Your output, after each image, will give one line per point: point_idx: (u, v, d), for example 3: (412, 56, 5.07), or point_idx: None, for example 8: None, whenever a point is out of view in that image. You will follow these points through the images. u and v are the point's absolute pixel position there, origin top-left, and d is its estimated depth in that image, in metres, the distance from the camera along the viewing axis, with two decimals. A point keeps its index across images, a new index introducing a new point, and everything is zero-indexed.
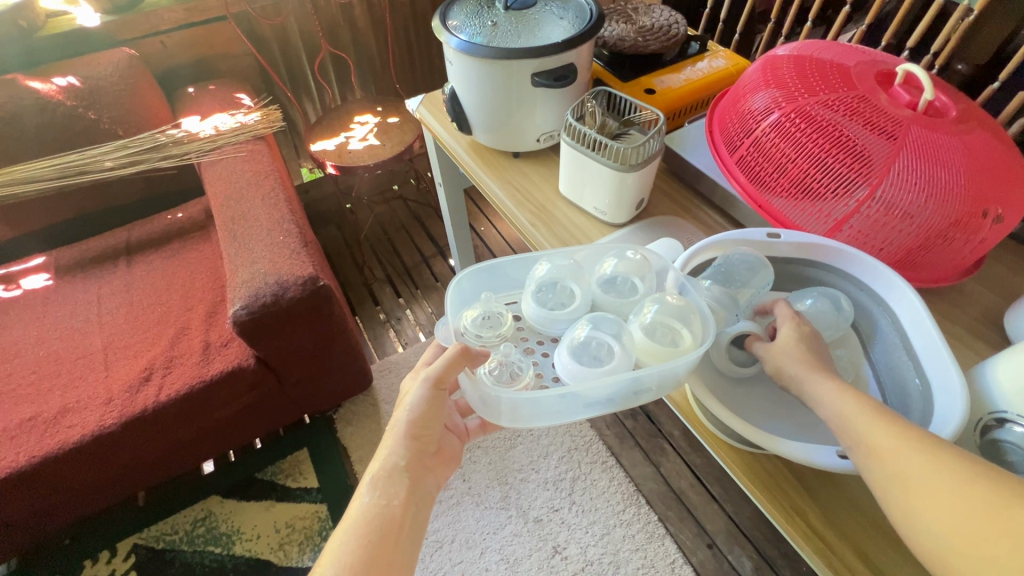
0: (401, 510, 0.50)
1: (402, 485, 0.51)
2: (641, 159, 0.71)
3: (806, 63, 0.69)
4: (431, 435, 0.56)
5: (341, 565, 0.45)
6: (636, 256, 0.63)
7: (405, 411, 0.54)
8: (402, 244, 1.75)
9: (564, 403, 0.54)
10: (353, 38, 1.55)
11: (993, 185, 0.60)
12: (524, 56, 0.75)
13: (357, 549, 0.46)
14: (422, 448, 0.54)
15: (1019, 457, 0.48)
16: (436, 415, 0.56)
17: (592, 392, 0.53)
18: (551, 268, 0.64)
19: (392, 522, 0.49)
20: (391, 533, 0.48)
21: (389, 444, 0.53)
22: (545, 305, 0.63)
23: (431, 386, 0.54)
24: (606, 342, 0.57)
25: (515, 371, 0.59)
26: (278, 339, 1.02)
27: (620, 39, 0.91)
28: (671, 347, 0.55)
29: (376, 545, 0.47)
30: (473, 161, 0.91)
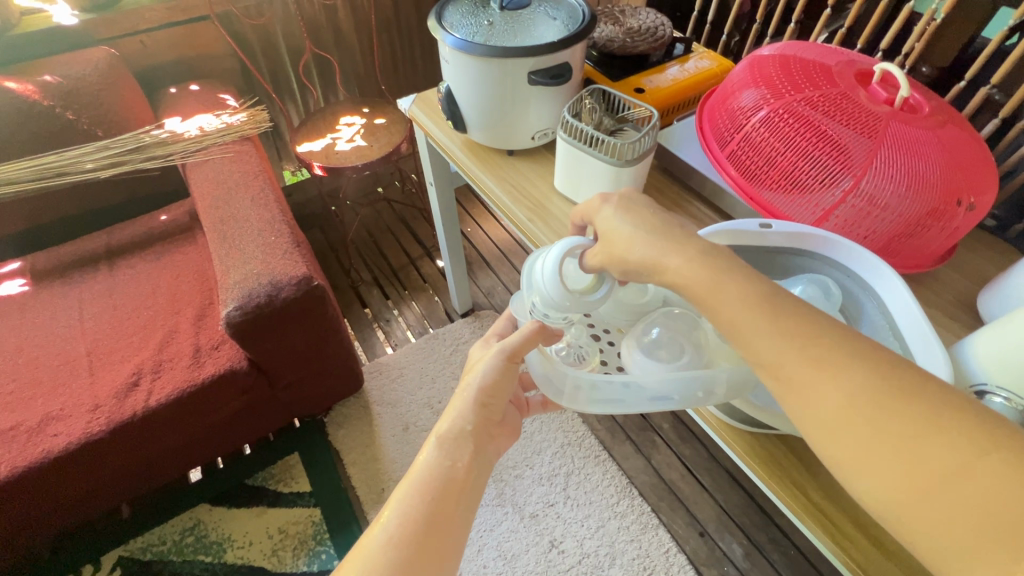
0: (465, 472, 0.51)
1: (467, 448, 0.52)
2: (637, 154, 0.73)
3: (790, 62, 0.73)
4: (499, 405, 0.56)
5: (404, 516, 0.47)
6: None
7: (476, 378, 0.55)
8: (389, 246, 1.75)
9: (626, 396, 0.55)
10: (337, 40, 1.54)
11: (965, 175, 0.64)
12: (520, 55, 0.76)
13: (420, 502, 0.48)
14: (488, 417, 0.55)
15: None
16: (506, 387, 0.56)
17: (660, 385, 0.53)
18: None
19: (455, 483, 0.50)
20: (454, 493, 0.50)
21: (458, 406, 0.54)
22: (616, 294, 0.65)
23: (505, 358, 0.55)
24: (678, 339, 0.59)
25: (582, 356, 0.62)
26: (271, 340, 1.01)
27: (609, 40, 0.94)
28: None
29: (438, 501, 0.49)
30: (468, 158, 0.92)
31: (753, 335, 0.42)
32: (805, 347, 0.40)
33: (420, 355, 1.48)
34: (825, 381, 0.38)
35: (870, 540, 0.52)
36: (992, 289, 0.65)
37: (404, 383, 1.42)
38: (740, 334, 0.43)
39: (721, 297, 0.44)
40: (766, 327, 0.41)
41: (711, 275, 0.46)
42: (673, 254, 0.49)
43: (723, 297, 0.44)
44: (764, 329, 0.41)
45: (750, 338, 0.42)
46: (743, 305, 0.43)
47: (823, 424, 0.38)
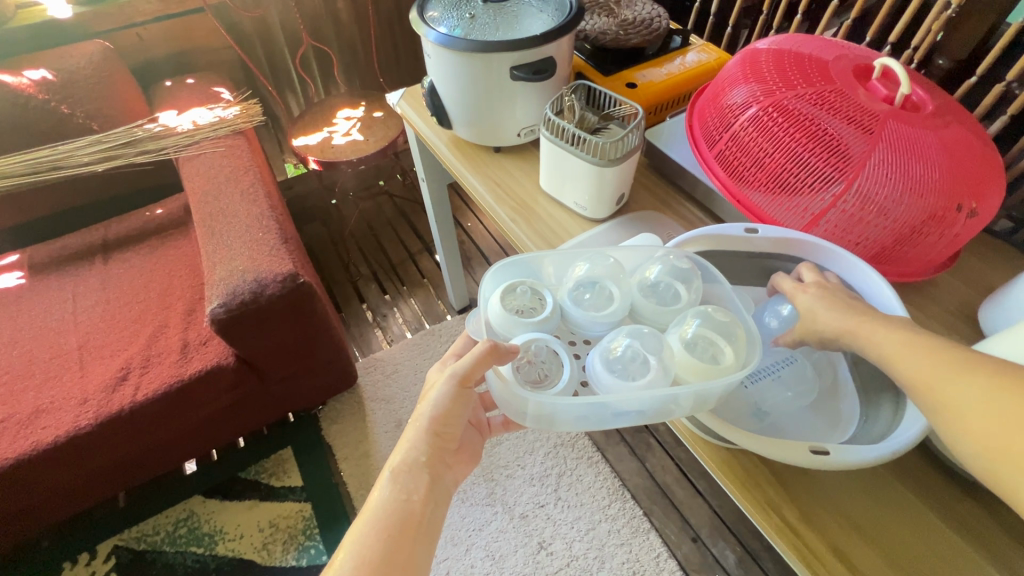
0: (421, 506, 0.50)
1: (422, 480, 0.51)
2: (620, 154, 0.70)
3: (785, 57, 0.69)
4: (453, 434, 0.55)
5: (360, 556, 0.45)
6: (684, 264, 0.60)
7: (429, 406, 0.54)
8: (388, 240, 1.74)
9: (592, 412, 0.52)
10: (336, 31, 1.53)
11: (968, 180, 0.60)
12: (501, 50, 0.74)
13: (374, 542, 0.47)
14: (442, 445, 0.54)
15: None
16: (460, 413, 0.55)
17: (628, 404, 0.50)
18: (594, 270, 0.60)
19: (412, 516, 0.49)
20: (410, 527, 0.49)
21: (411, 438, 0.53)
22: (582, 304, 0.59)
23: (458, 382, 0.53)
24: (643, 354, 0.53)
25: (543, 372, 0.55)
26: (258, 338, 1.01)
27: (602, 33, 0.91)
28: (713, 364, 0.52)
29: (393, 540, 0.47)
30: (454, 156, 0.90)
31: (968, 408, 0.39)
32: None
33: (416, 351, 1.47)
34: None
35: (848, 568, 0.49)
36: (993, 301, 0.61)
37: (398, 379, 1.42)
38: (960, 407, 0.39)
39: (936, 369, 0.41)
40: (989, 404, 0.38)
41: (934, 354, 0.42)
42: (876, 331, 0.47)
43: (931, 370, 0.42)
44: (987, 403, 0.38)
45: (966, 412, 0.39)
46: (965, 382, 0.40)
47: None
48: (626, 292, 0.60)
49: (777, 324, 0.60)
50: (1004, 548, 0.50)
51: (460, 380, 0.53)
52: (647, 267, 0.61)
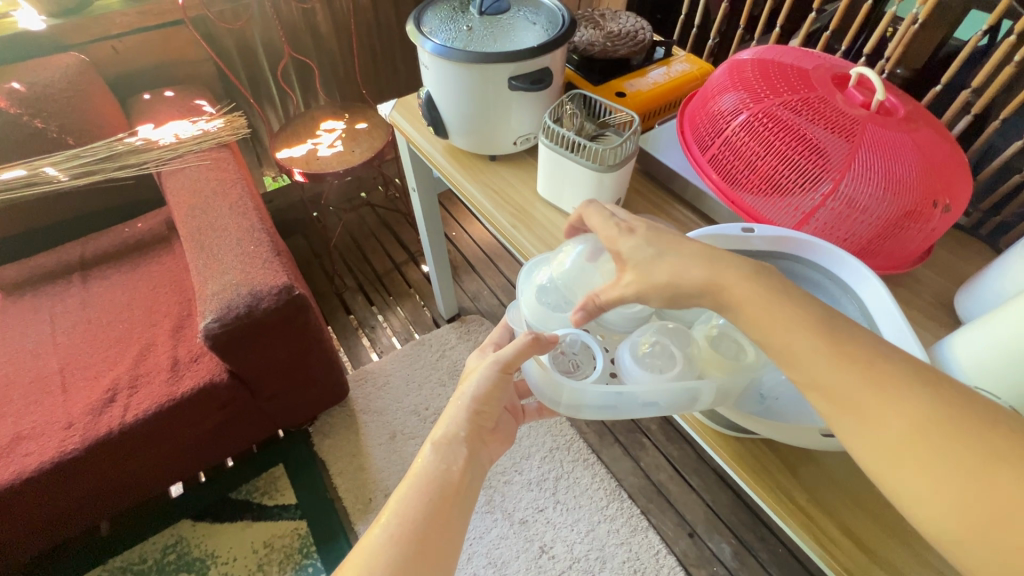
0: (458, 476, 0.52)
1: (461, 453, 0.54)
2: (618, 159, 0.73)
3: (768, 67, 0.73)
4: (491, 413, 0.58)
5: (403, 518, 0.49)
6: None
7: (470, 387, 0.57)
8: (373, 251, 1.73)
9: (620, 401, 0.54)
10: (316, 44, 1.53)
11: (940, 178, 0.65)
12: (500, 60, 0.76)
13: (417, 505, 0.49)
14: (481, 423, 0.57)
15: None
16: (500, 396, 0.58)
17: (655, 397, 0.53)
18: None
19: (451, 486, 0.52)
20: (449, 497, 0.51)
21: (452, 414, 0.56)
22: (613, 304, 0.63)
23: (500, 368, 0.56)
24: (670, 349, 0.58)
25: (575, 364, 0.60)
26: (252, 352, 0.99)
27: (590, 44, 0.94)
28: (735, 360, 0.56)
29: (434, 505, 0.50)
30: (450, 164, 0.92)
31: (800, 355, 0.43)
32: (837, 358, 0.42)
33: (407, 361, 1.46)
34: (881, 410, 0.39)
35: (856, 545, 0.52)
36: (967, 290, 0.66)
37: (390, 391, 1.40)
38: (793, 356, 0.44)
39: (769, 314, 0.45)
40: (792, 339, 0.44)
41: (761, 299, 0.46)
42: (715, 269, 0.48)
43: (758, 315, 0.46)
44: (814, 348, 0.43)
45: (804, 365, 0.43)
46: (794, 327, 0.44)
47: (872, 444, 0.39)
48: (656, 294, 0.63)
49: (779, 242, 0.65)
50: None
51: (503, 370, 0.56)
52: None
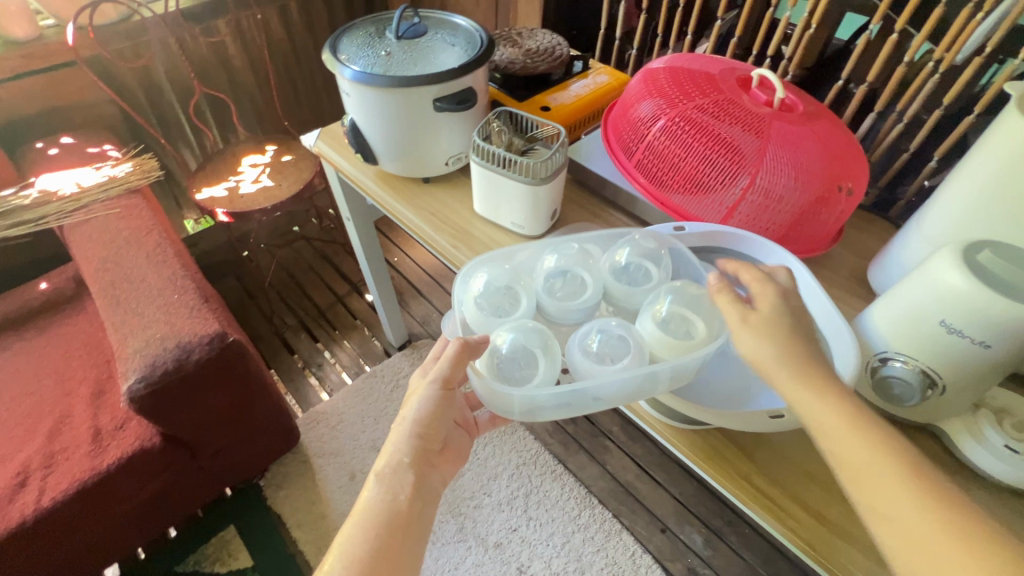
0: (407, 504, 0.52)
1: (408, 481, 0.53)
2: (550, 172, 0.74)
3: (679, 74, 0.78)
4: (438, 434, 0.57)
5: (350, 556, 0.48)
6: (652, 245, 0.65)
7: (412, 412, 0.55)
8: (312, 285, 1.66)
9: (574, 398, 0.55)
10: (230, 78, 1.47)
11: (841, 164, 0.71)
12: (422, 83, 0.75)
13: (365, 542, 0.49)
14: (427, 446, 0.55)
15: (901, 389, 0.56)
16: (446, 414, 0.57)
17: (608, 388, 0.53)
18: (566, 268, 0.64)
19: (400, 515, 0.51)
20: (399, 526, 0.51)
21: (396, 440, 0.55)
22: (557, 294, 0.63)
23: (440, 387, 0.55)
24: (618, 339, 0.57)
25: (524, 368, 0.57)
26: (186, 410, 0.91)
27: (511, 62, 0.97)
28: (686, 339, 0.56)
29: (383, 539, 0.49)
30: (383, 191, 0.90)
31: (882, 488, 0.40)
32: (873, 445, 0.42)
33: (360, 396, 1.41)
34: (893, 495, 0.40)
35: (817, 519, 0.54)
36: (877, 265, 0.71)
37: (345, 429, 1.34)
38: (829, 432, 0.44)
39: (849, 435, 0.43)
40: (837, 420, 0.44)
41: (848, 422, 0.44)
42: (812, 393, 0.46)
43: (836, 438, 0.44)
44: (900, 486, 0.40)
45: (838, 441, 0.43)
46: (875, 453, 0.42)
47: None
48: (602, 285, 0.64)
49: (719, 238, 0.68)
50: None
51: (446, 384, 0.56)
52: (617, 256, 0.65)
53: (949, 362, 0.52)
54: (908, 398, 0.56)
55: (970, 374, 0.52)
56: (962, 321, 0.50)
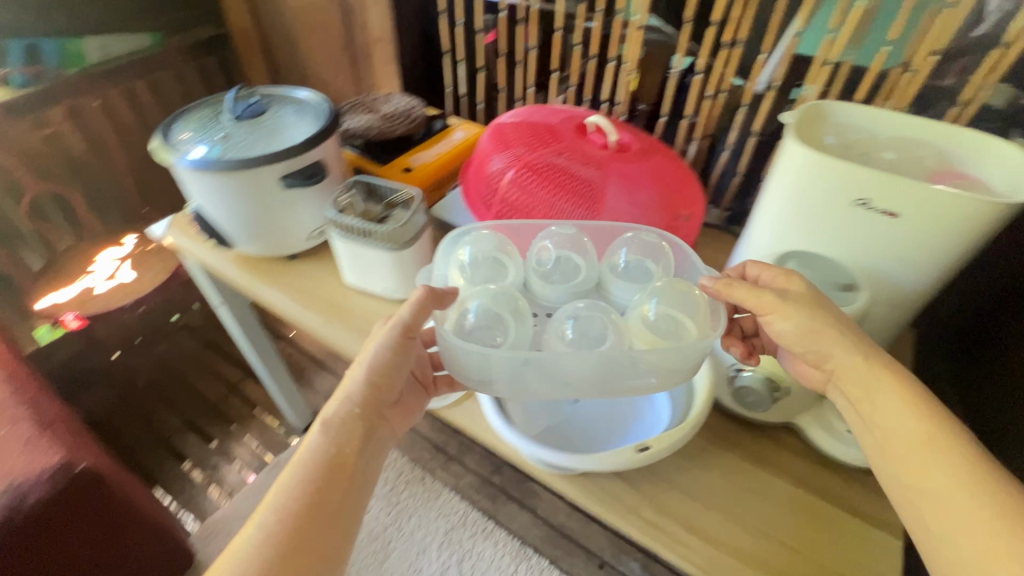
0: (350, 457, 0.52)
1: (353, 433, 0.53)
2: (411, 236, 0.74)
3: (523, 126, 0.82)
4: (390, 387, 0.57)
5: (287, 502, 0.48)
6: (653, 240, 0.66)
7: (368, 357, 0.57)
8: (200, 378, 1.52)
9: (534, 377, 0.53)
10: (71, 169, 1.34)
11: (676, 195, 0.78)
12: (263, 163, 0.73)
13: (300, 496, 0.49)
14: (377, 397, 0.56)
15: (752, 397, 0.60)
16: (402, 366, 0.58)
17: (568, 365, 0.52)
18: (561, 259, 0.66)
19: (342, 468, 0.51)
20: (337, 479, 0.51)
21: (349, 385, 0.56)
22: (551, 277, 0.65)
23: (400, 333, 0.56)
24: (598, 321, 0.56)
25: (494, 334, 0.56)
26: (32, 562, 0.77)
27: (367, 128, 0.98)
28: (671, 337, 0.55)
29: (319, 492, 0.49)
30: (245, 275, 0.85)
31: (920, 458, 0.43)
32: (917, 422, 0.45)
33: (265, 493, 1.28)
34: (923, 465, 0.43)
35: (706, 540, 0.55)
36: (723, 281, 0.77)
37: None
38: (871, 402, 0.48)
39: (892, 409, 0.46)
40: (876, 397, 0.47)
41: (902, 395, 0.46)
42: (871, 376, 0.48)
43: (886, 408, 0.46)
44: (935, 458, 0.43)
45: (883, 413, 0.47)
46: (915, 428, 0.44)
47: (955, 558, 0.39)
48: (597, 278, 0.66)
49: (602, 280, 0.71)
50: (801, 469, 0.61)
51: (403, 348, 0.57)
52: (614, 259, 0.67)
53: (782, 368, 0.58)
54: (758, 405, 0.61)
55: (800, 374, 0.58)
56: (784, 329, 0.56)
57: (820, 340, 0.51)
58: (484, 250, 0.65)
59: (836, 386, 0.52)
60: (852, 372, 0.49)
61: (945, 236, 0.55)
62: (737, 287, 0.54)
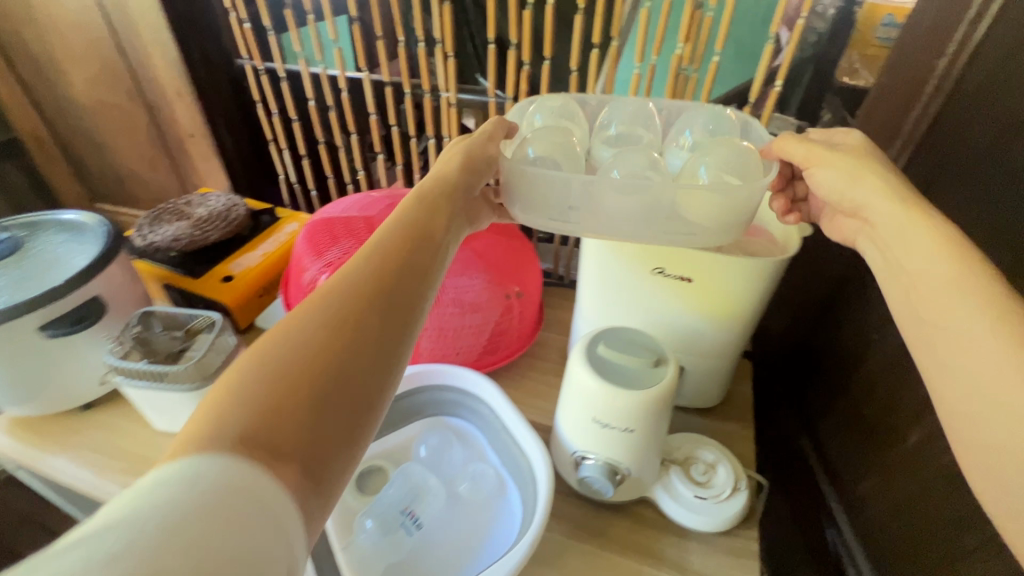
0: (441, 227, 0.47)
1: (437, 208, 0.49)
2: (215, 365, 0.65)
3: (336, 225, 0.77)
4: (478, 172, 0.55)
5: (360, 251, 0.41)
6: (722, 112, 0.62)
7: (466, 142, 0.57)
8: None
9: (576, 198, 0.53)
10: None
11: (505, 273, 0.77)
12: (10, 316, 0.59)
13: (370, 250, 0.41)
14: (473, 175, 0.54)
15: (598, 484, 0.57)
16: (485, 165, 0.56)
17: (609, 207, 0.53)
18: (625, 121, 0.63)
19: (417, 229, 0.45)
20: (412, 239, 0.43)
21: (445, 161, 0.54)
22: (613, 142, 0.62)
23: (487, 137, 0.58)
24: (640, 171, 0.53)
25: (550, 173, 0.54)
26: None
27: (175, 239, 0.85)
28: (722, 194, 0.49)
29: (402, 245, 0.42)
30: (24, 443, 0.70)
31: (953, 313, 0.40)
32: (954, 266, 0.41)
33: None
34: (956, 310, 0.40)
35: None
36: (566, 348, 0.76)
37: None
38: (905, 240, 0.45)
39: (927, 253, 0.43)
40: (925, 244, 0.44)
41: (937, 239, 0.43)
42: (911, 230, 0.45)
43: (915, 247, 0.44)
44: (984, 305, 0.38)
45: (919, 259, 0.44)
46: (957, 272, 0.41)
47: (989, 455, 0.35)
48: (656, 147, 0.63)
49: (449, 378, 0.67)
50: (659, 542, 0.59)
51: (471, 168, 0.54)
52: (679, 135, 0.63)
53: (618, 453, 0.55)
54: (607, 491, 0.57)
55: (638, 454, 0.55)
56: (607, 416, 0.52)
57: (862, 183, 0.49)
58: (555, 107, 0.64)
59: (867, 231, 0.51)
60: (887, 218, 0.47)
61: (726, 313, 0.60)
62: (791, 141, 0.54)
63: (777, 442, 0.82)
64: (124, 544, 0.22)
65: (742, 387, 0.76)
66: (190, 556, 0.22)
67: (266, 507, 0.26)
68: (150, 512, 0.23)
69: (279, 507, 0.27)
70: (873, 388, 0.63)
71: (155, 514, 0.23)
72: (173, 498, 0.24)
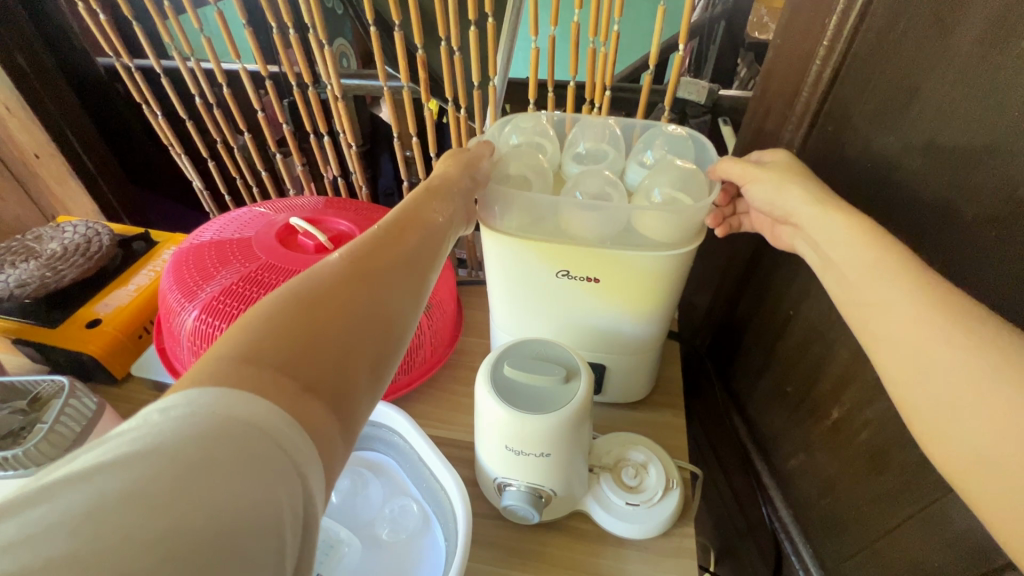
0: (438, 220, 0.46)
1: (444, 204, 0.48)
2: (72, 436, 0.55)
3: (207, 252, 0.67)
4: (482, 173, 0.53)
5: (350, 246, 0.39)
6: (679, 132, 0.57)
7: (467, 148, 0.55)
8: None
9: (550, 226, 0.54)
10: None
11: None
12: None
13: (363, 247, 0.39)
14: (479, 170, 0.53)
15: (523, 510, 0.53)
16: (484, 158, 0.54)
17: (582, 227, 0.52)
18: (593, 137, 0.58)
19: (411, 228, 0.43)
20: (403, 239, 0.42)
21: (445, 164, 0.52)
22: (581, 161, 0.57)
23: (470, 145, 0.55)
24: (603, 193, 0.52)
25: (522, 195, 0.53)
26: None
27: (22, 283, 0.72)
28: (676, 213, 0.49)
29: (391, 242, 0.41)
30: None
31: (887, 301, 0.37)
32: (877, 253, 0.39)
33: None
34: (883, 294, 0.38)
35: None
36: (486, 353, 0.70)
37: None
38: (830, 242, 0.43)
39: (859, 248, 0.41)
40: (851, 238, 0.42)
41: (858, 230, 0.41)
42: (840, 223, 0.43)
43: (843, 244, 0.42)
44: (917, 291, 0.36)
45: (844, 258, 0.42)
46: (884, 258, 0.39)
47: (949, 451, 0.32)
48: (622, 166, 0.58)
49: None
50: (589, 554, 0.56)
51: (467, 158, 0.52)
52: (643, 151, 0.57)
53: (539, 477, 0.51)
54: (533, 515, 0.53)
55: (561, 475, 0.51)
56: (519, 443, 0.48)
57: (788, 193, 0.48)
58: (528, 127, 0.59)
59: (801, 234, 0.49)
60: (810, 216, 0.45)
61: (644, 306, 0.57)
62: (727, 163, 0.53)
63: (712, 419, 0.81)
64: (128, 468, 0.22)
65: (670, 372, 0.73)
66: (192, 481, 0.23)
67: (271, 441, 0.26)
68: (160, 441, 0.23)
69: (285, 439, 0.27)
70: (794, 362, 0.62)
71: (161, 442, 0.23)
72: (175, 428, 0.24)
